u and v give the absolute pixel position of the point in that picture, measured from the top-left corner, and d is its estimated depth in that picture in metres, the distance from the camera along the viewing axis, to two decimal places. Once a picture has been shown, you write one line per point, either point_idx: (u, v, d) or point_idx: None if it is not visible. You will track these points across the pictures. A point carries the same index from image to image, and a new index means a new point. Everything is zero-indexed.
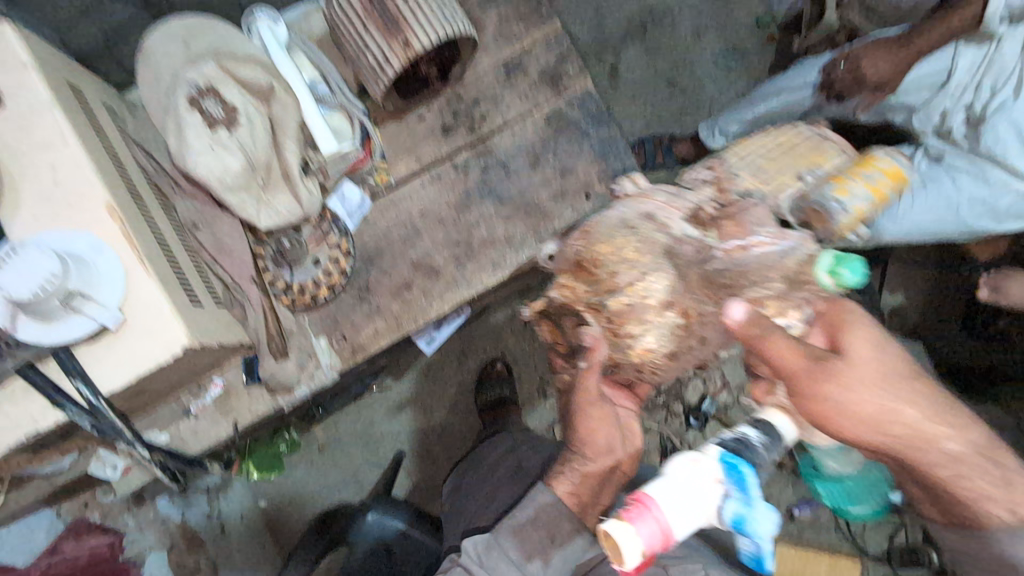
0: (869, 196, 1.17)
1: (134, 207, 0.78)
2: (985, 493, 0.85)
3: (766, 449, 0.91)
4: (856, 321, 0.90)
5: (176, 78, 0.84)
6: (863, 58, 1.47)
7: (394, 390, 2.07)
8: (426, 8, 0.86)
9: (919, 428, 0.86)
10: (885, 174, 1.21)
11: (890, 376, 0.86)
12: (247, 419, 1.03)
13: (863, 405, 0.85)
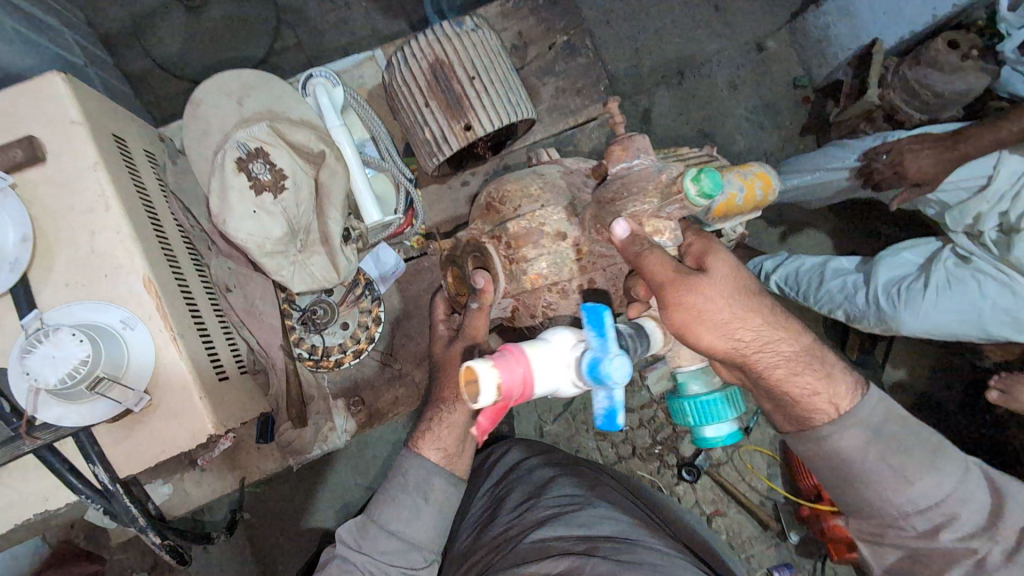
0: (742, 195, 0.99)
1: (171, 277, 0.74)
2: (812, 388, 0.88)
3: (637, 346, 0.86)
4: (721, 264, 0.85)
5: (225, 137, 0.81)
6: (906, 153, 1.48)
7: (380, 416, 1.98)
8: (491, 95, 0.84)
9: (768, 340, 0.86)
10: (759, 178, 1.01)
11: (741, 294, 0.84)
12: (256, 475, 1.01)
13: (728, 315, 0.84)
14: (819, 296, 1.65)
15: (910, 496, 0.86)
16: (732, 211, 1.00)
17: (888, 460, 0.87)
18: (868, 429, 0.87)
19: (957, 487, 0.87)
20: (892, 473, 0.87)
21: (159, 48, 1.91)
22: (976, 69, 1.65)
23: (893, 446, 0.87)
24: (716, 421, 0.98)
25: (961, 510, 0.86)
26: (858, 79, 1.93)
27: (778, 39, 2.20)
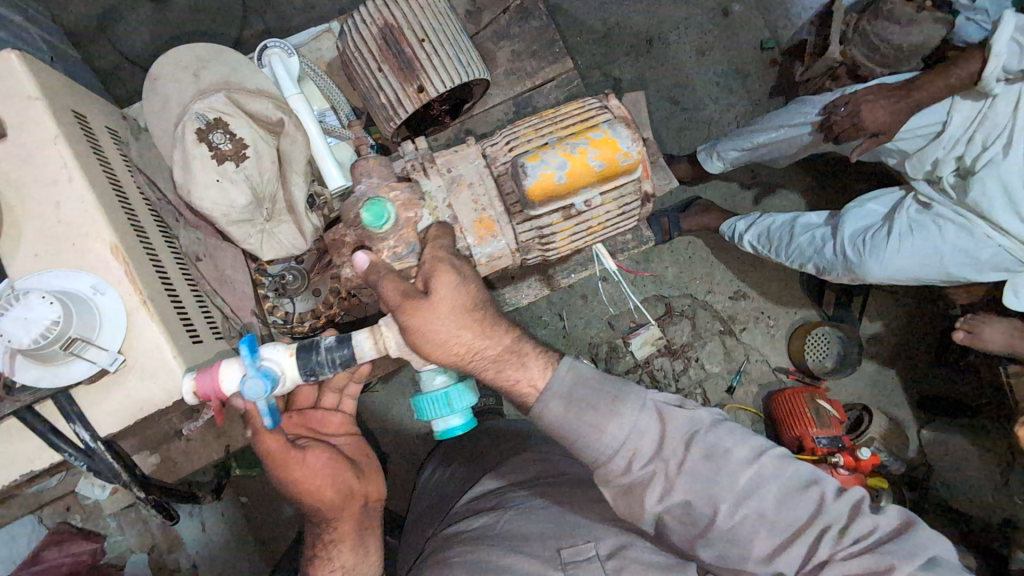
0: (564, 171, 0.84)
1: (139, 246, 0.78)
2: (512, 378, 0.89)
3: (330, 360, 0.84)
4: (445, 279, 0.84)
5: (184, 110, 0.83)
6: (863, 105, 1.50)
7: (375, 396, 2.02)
8: (441, 57, 0.87)
9: (475, 351, 0.88)
10: (596, 150, 0.84)
11: (467, 311, 0.86)
12: (240, 442, 1.06)
13: (439, 326, 0.84)
14: (790, 251, 1.69)
15: (605, 442, 0.86)
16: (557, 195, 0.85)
17: (583, 421, 0.86)
18: (561, 399, 0.88)
19: (641, 428, 0.86)
20: (582, 428, 0.86)
21: (127, 43, 1.90)
22: (933, 20, 1.68)
23: (583, 403, 0.88)
24: (437, 415, 0.92)
25: (643, 442, 0.86)
26: (821, 37, 1.95)
27: (744, 3, 2.21)
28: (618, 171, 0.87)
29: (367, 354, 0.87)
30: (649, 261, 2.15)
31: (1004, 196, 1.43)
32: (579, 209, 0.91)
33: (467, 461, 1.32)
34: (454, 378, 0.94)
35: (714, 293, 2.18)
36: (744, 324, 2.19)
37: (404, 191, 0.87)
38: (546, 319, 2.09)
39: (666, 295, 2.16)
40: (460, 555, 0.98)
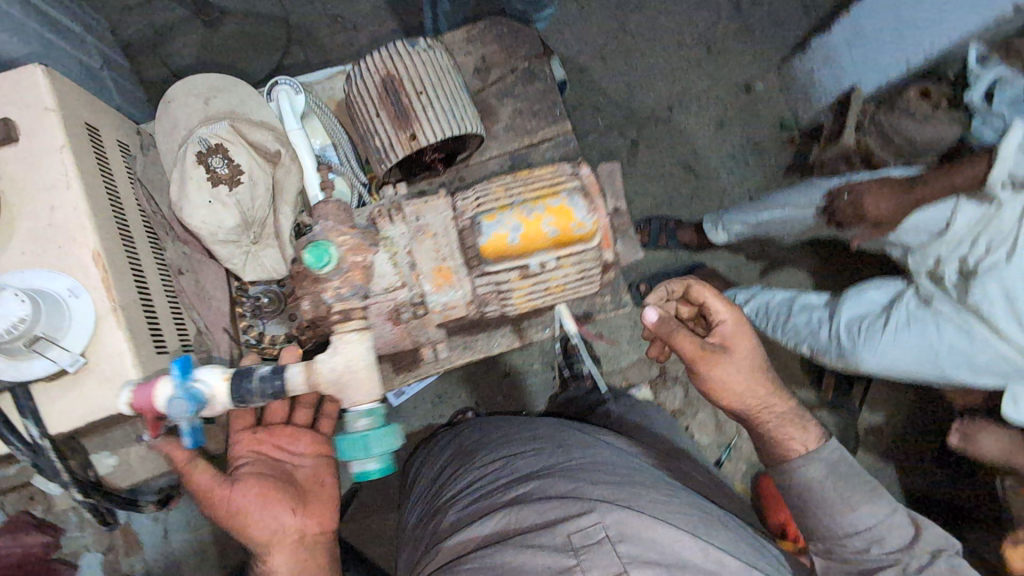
0: (518, 233, 0.78)
1: (123, 255, 0.82)
2: (788, 433, 1.11)
3: (259, 390, 0.81)
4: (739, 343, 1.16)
5: (189, 134, 0.89)
6: (868, 196, 1.51)
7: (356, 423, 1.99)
8: (437, 110, 0.91)
9: (768, 403, 1.13)
10: (550, 215, 0.77)
11: (758, 370, 1.14)
12: None
13: (737, 375, 1.12)
14: (780, 329, 1.72)
15: (850, 519, 1.02)
16: (509, 257, 0.79)
17: (843, 495, 1.04)
18: (827, 465, 1.06)
19: (890, 521, 1.02)
20: (839, 499, 1.03)
21: (177, 61, 2.03)
22: (948, 120, 1.69)
23: (848, 479, 1.05)
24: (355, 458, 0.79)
25: (891, 534, 1.01)
26: (838, 124, 1.97)
27: (766, 81, 2.26)
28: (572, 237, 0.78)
29: (299, 387, 0.82)
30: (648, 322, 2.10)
31: (1006, 304, 1.38)
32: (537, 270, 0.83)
33: (465, 451, 1.22)
34: (377, 424, 0.83)
35: None
36: None
37: (357, 235, 0.82)
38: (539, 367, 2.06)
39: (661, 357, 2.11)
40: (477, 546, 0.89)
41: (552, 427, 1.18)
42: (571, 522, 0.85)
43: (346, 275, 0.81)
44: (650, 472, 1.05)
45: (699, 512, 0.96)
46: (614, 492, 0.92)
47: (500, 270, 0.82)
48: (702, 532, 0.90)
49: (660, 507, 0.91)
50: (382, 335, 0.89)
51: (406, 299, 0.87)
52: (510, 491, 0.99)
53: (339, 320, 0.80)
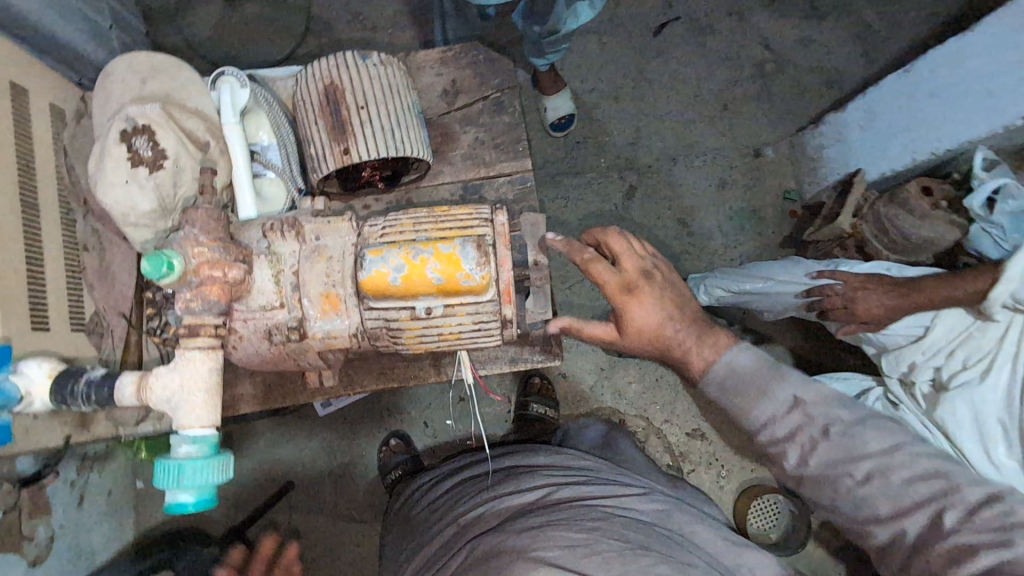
0: (402, 274, 0.66)
1: (17, 219, 0.78)
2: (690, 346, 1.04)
3: (84, 393, 0.76)
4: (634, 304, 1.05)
5: (120, 110, 0.87)
6: (858, 291, 1.42)
7: (295, 423, 1.93)
8: (378, 128, 0.88)
9: (681, 331, 1.05)
10: (438, 260, 0.65)
11: (668, 301, 1.06)
12: (84, 436, 1.02)
13: (644, 311, 1.05)
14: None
15: (765, 420, 0.93)
16: (391, 297, 0.67)
17: (740, 401, 0.96)
18: (730, 372, 0.98)
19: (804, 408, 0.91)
20: (750, 390, 0.95)
21: (191, 35, 2.04)
22: (945, 220, 1.61)
23: (748, 376, 0.96)
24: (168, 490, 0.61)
25: (825, 426, 0.89)
26: (838, 205, 1.91)
27: (776, 148, 2.21)
28: (462, 286, 0.67)
29: (131, 400, 0.76)
30: (613, 372, 2.00)
31: (970, 426, 1.34)
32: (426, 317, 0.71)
33: (452, 494, 1.27)
34: (209, 451, 0.64)
35: (671, 425, 2.00)
36: (694, 466, 1.99)
37: (220, 248, 0.65)
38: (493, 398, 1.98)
39: (620, 409, 1.99)
40: None
41: (517, 475, 1.21)
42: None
43: (198, 285, 0.64)
44: (594, 511, 1.05)
45: (631, 552, 0.93)
46: (565, 548, 0.93)
47: (384, 308, 0.70)
48: (620, 571, 0.89)
49: (578, 556, 0.91)
50: (251, 351, 0.73)
51: (282, 322, 0.71)
52: (463, 548, 1.03)
53: (183, 333, 0.65)
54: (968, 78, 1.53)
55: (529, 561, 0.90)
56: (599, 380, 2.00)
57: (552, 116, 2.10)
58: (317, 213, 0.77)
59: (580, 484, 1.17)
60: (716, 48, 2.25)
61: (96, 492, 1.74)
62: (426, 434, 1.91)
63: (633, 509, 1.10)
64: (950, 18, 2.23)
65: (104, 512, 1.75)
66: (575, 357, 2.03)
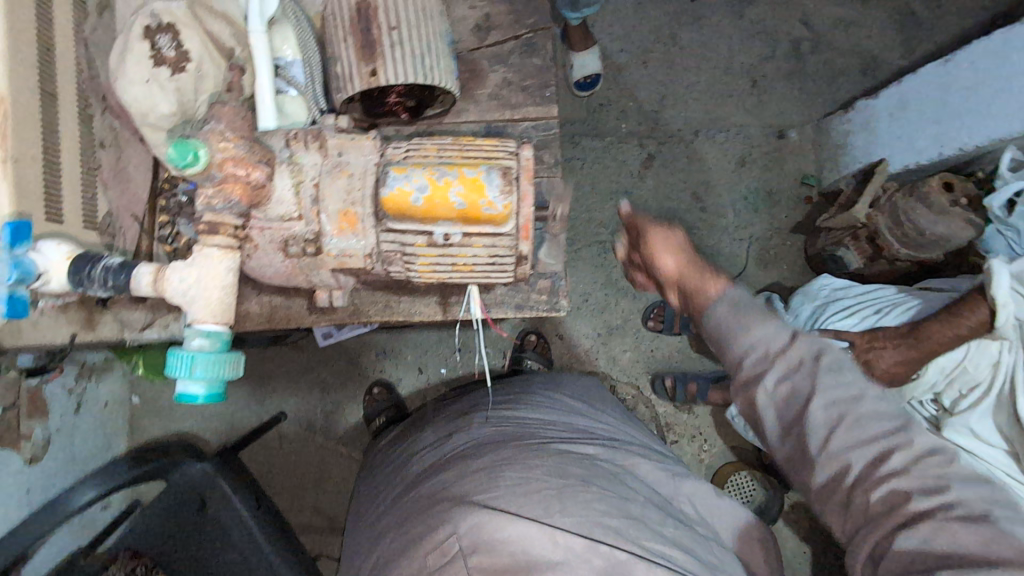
0: (423, 195, 0.65)
1: (36, 107, 0.76)
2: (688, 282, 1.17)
3: (100, 277, 0.78)
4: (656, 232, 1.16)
5: (144, 4, 0.85)
6: (870, 351, 1.34)
7: (293, 356, 1.94)
8: (408, 51, 0.86)
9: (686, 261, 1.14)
10: (461, 184, 0.64)
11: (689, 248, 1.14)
12: (90, 336, 1.02)
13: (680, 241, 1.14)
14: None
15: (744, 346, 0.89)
16: (410, 218, 0.66)
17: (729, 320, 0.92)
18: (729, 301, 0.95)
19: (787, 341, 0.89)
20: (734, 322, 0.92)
21: None
22: (961, 218, 1.57)
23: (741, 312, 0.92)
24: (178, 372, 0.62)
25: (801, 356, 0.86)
26: (856, 194, 1.88)
27: (801, 131, 2.17)
28: (483, 214, 0.66)
29: (146, 288, 0.80)
30: (610, 338, 2.02)
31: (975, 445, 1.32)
32: (443, 243, 0.70)
33: (417, 433, 1.32)
34: (220, 346, 0.64)
35: (660, 395, 2.02)
36: (677, 437, 2.02)
37: (244, 146, 0.65)
38: (490, 351, 1.98)
39: (613, 375, 2.01)
40: (408, 531, 1.01)
41: (469, 419, 1.26)
42: (435, 537, 0.94)
43: (222, 181, 0.65)
44: (531, 448, 1.10)
45: (567, 483, 1.01)
46: (512, 483, 1.00)
47: (401, 230, 0.69)
48: (557, 510, 0.95)
49: (516, 496, 0.97)
50: (264, 263, 0.73)
51: (298, 234, 0.71)
52: (414, 494, 1.09)
53: (202, 229, 0.65)
54: (1006, 75, 1.49)
55: (467, 506, 0.95)
56: (594, 344, 2.01)
57: (579, 74, 2.04)
58: (342, 130, 0.76)
59: (521, 424, 1.22)
60: (754, 20, 2.18)
61: (92, 401, 1.77)
62: (419, 379, 1.93)
63: (571, 444, 1.16)
64: (998, 13, 2.16)
65: (99, 419, 1.78)
66: (574, 320, 2.03)
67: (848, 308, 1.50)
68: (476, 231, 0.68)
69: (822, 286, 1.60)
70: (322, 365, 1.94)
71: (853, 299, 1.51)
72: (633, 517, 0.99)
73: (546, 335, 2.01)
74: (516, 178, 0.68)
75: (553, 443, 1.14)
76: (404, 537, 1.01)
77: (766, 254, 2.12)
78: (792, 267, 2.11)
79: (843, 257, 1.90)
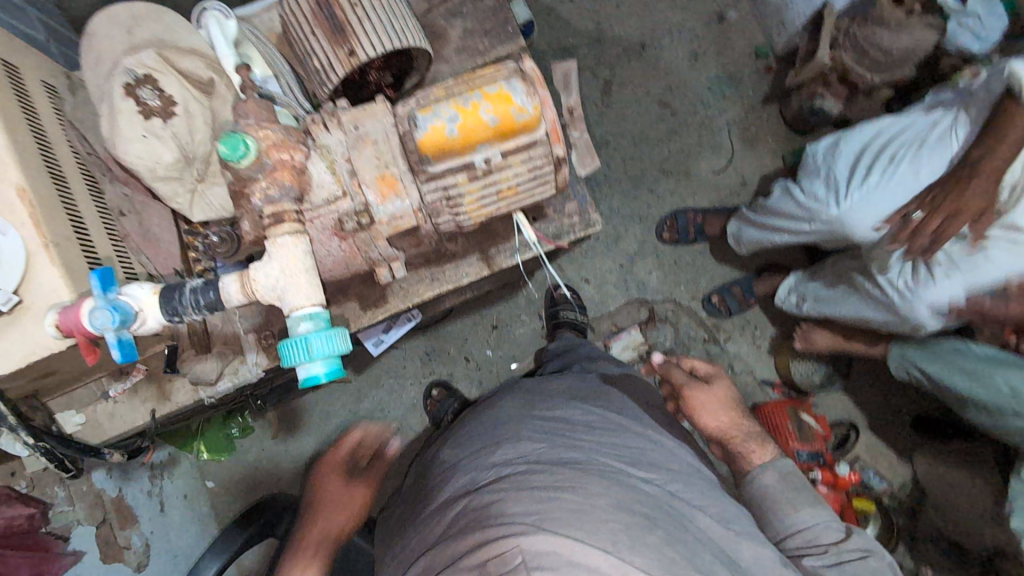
0: (456, 124, 0.67)
1: (53, 190, 0.78)
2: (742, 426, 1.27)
3: (191, 301, 0.73)
4: (720, 380, 1.41)
5: (115, 66, 0.86)
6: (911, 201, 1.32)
7: (343, 388, 1.94)
8: (375, 22, 0.86)
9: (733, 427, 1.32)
10: (489, 101, 0.66)
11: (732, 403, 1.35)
12: (169, 407, 1.03)
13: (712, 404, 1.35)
14: (844, 309, 1.57)
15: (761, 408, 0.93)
16: (450, 153, 0.68)
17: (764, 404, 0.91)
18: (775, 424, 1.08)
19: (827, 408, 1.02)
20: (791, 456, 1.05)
21: None
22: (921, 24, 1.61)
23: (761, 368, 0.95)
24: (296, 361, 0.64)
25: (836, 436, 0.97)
26: (813, 43, 1.90)
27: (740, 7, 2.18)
28: (516, 126, 0.68)
29: (237, 299, 0.73)
30: (633, 265, 2.03)
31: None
32: (484, 170, 0.71)
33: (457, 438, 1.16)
34: (322, 325, 0.66)
35: (700, 300, 2.02)
36: (730, 333, 2.02)
37: (281, 130, 0.68)
38: (526, 318, 1.97)
39: (648, 297, 2.02)
40: (430, 564, 0.83)
41: (514, 426, 1.08)
42: (478, 553, 0.76)
43: (272, 168, 0.67)
44: (596, 469, 0.93)
45: (634, 519, 0.83)
46: (574, 506, 0.82)
47: (442, 173, 0.71)
48: (629, 545, 0.78)
49: (582, 518, 0.80)
50: (323, 253, 0.75)
51: (348, 210, 0.72)
52: (448, 512, 0.92)
53: (268, 223, 0.67)
54: None
55: (520, 524, 0.78)
56: (621, 275, 2.02)
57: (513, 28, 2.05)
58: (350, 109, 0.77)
59: (580, 438, 1.04)
60: None
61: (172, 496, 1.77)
62: (469, 367, 1.93)
63: (627, 466, 0.98)
64: None
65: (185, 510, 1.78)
66: (593, 260, 2.03)
67: (879, 165, 1.36)
68: (512, 144, 0.70)
69: (825, 154, 1.48)
70: (373, 386, 1.94)
71: (873, 153, 1.39)
72: (701, 570, 0.81)
73: (573, 283, 2.01)
74: (532, 83, 0.69)
75: (614, 471, 0.96)
76: (430, 559, 0.83)
77: (748, 132, 2.12)
78: (777, 136, 2.12)
79: (821, 107, 1.91)
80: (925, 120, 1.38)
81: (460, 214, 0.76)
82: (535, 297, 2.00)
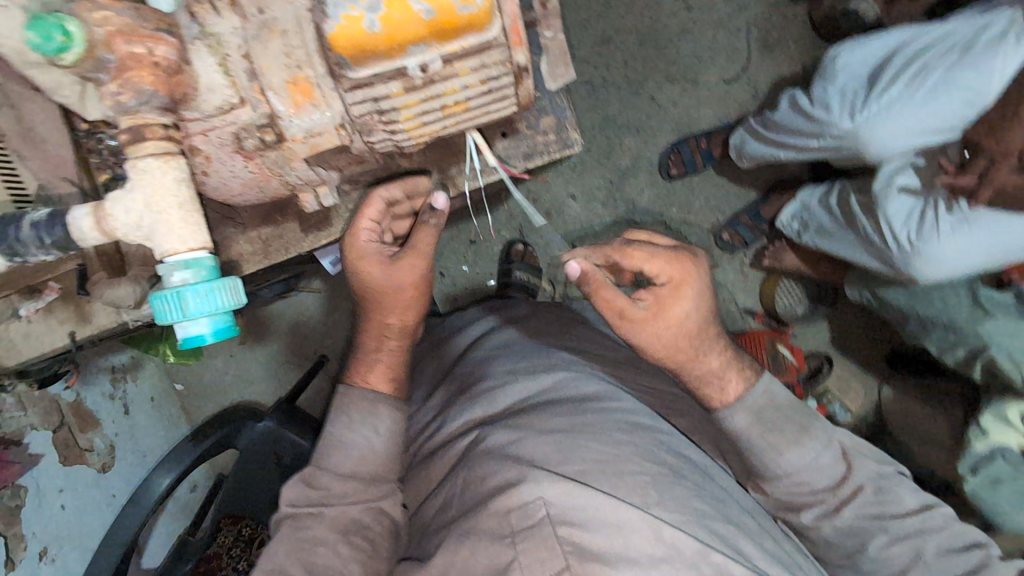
0: (378, 15, 0.52)
1: None
2: (705, 368, 0.94)
3: (33, 237, 0.67)
4: (682, 295, 0.90)
5: None
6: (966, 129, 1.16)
7: (308, 299, 1.84)
8: None
9: (698, 357, 0.94)
10: None
11: (698, 333, 0.93)
12: (90, 330, 0.94)
13: (670, 334, 0.91)
14: (841, 247, 1.47)
15: (783, 462, 0.92)
16: (375, 55, 0.55)
17: (767, 438, 0.92)
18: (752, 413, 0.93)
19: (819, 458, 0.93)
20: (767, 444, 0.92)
21: None
22: None
23: (777, 426, 0.93)
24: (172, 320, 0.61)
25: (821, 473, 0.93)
26: None
27: None
28: (461, 23, 0.55)
29: (93, 238, 0.67)
30: (624, 184, 1.86)
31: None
32: (419, 80, 0.57)
33: (453, 382, 1.11)
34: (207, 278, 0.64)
35: (691, 224, 1.88)
36: (718, 260, 1.90)
37: (129, 10, 0.56)
38: (506, 234, 1.83)
39: (637, 220, 1.87)
40: (455, 506, 0.80)
41: (528, 368, 1.02)
42: (506, 496, 0.72)
43: (120, 66, 0.56)
44: (615, 417, 0.88)
45: (657, 470, 0.79)
46: (596, 458, 0.78)
47: (369, 82, 0.58)
48: (655, 500, 0.74)
49: (607, 474, 0.75)
50: (229, 173, 0.69)
51: (249, 121, 0.64)
52: (464, 455, 0.87)
53: (126, 139, 0.60)
54: None
55: (544, 472, 0.74)
56: (610, 193, 1.86)
57: None
58: None
59: (595, 380, 0.99)
60: None
61: None
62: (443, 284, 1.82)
63: (650, 415, 0.94)
64: None
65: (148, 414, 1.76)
66: (582, 175, 1.86)
67: (912, 74, 1.19)
68: (454, 46, 0.55)
69: (849, 57, 1.29)
70: (340, 299, 1.84)
71: (907, 61, 1.20)
72: (732, 521, 0.78)
73: (559, 202, 1.85)
74: None
75: (627, 418, 0.89)
76: (457, 502, 0.80)
77: (769, 37, 1.86)
78: (799, 43, 1.86)
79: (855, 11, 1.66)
80: (980, 20, 1.16)
81: (401, 138, 0.66)
82: (517, 211, 1.83)
